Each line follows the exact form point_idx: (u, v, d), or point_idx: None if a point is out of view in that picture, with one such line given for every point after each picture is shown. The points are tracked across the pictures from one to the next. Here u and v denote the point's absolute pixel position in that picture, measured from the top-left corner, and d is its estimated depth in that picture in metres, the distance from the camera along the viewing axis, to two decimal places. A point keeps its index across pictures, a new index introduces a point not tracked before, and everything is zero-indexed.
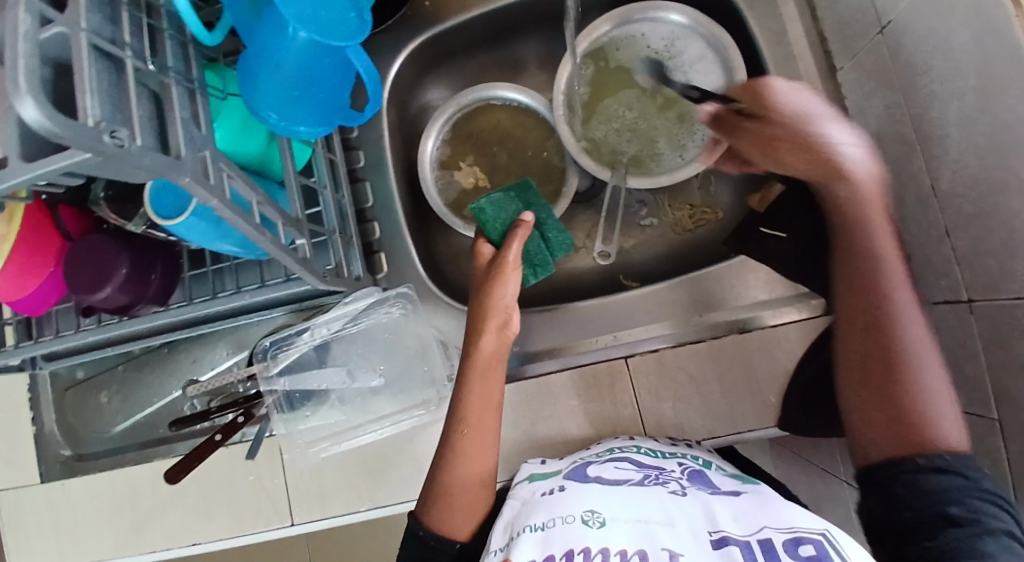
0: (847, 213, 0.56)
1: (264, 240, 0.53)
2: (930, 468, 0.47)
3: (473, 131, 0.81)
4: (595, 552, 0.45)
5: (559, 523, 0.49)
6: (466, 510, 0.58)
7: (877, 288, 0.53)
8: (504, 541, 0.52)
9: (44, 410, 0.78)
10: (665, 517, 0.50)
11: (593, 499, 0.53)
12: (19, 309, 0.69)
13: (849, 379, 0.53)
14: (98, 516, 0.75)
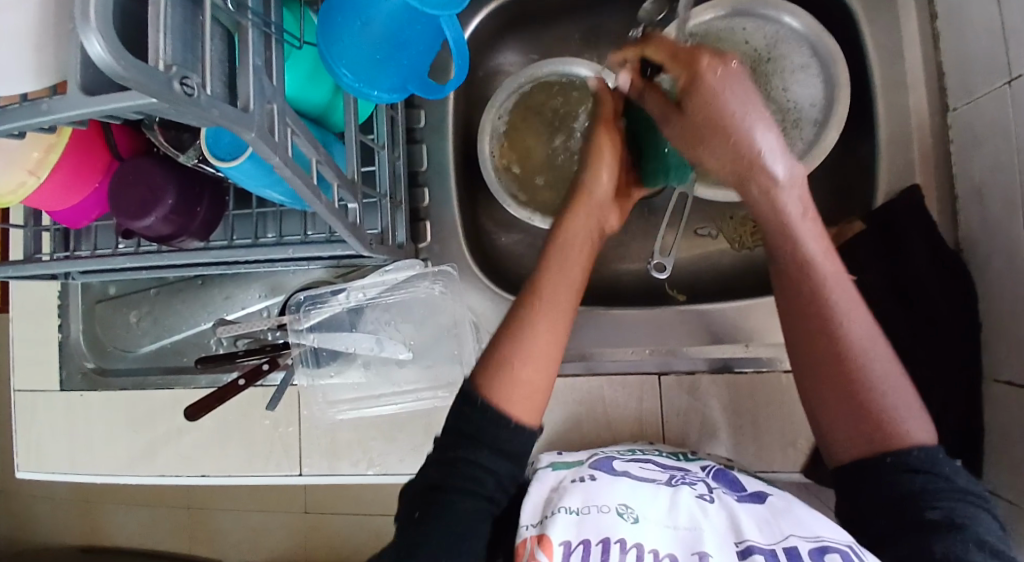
0: (776, 213, 0.54)
1: (319, 204, 0.50)
2: (905, 470, 0.46)
3: (545, 106, 0.76)
4: (630, 547, 0.45)
5: (595, 512, 0.48)
6: (529, 400, 0.54)
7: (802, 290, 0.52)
8: (536, 518, 0.50)
9: (72, 319, 0.78)
10: (692, 521, 0.48)
11: (623, 490, 0.51)
12: (61, 219, 0.68)
13: (808, 378, 0.51)
14: (113, 432, 0.76)
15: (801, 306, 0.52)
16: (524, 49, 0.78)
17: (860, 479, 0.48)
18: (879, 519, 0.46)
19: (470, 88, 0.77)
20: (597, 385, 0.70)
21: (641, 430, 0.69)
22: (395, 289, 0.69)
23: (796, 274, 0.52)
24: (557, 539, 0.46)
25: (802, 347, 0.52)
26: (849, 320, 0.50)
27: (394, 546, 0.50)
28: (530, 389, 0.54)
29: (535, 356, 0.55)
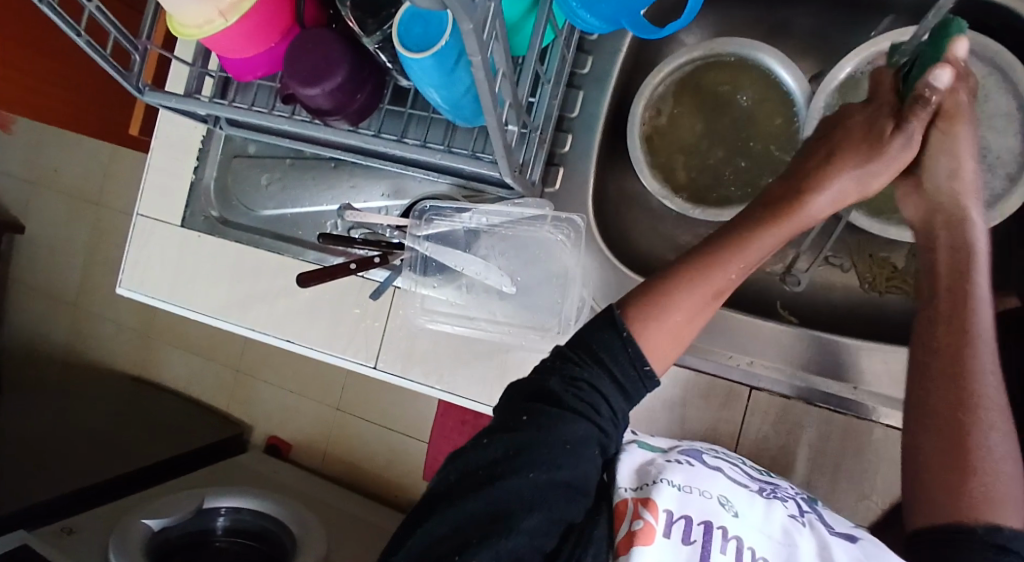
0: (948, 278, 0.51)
1: (492, 114, 0.50)
2: (990, 545, 0.41)
3: (713, 86, 0.73)
4: (731, 537, 0.46)
5: (698, 494, 0.50)
6: (669, 344, 0.53)
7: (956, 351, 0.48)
8: (634, 483, 0.52)
9: (208, 165, 0.82)
10: (783, 533, 0.47)
11: (724, 485, 0.53)
12: (229, 68, 0.71)
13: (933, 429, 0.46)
14: (218, 278, 0.80)
15: (942, 357, 0.48)
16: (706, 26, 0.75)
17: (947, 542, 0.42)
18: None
19: (641, 50, 0.75)
20: (682, 377, 0.70)
21: (713, 433, 0.69)
22: (516, 225, 0.70)
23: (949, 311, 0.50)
24: (662, 506, 0.48)
25: (931, 392, 0.47)
26: (983, 371, 0.47)
27: (501, 446, 0.49)
28: (674, 336, 0.53)
29: (689, 311, 0.53)
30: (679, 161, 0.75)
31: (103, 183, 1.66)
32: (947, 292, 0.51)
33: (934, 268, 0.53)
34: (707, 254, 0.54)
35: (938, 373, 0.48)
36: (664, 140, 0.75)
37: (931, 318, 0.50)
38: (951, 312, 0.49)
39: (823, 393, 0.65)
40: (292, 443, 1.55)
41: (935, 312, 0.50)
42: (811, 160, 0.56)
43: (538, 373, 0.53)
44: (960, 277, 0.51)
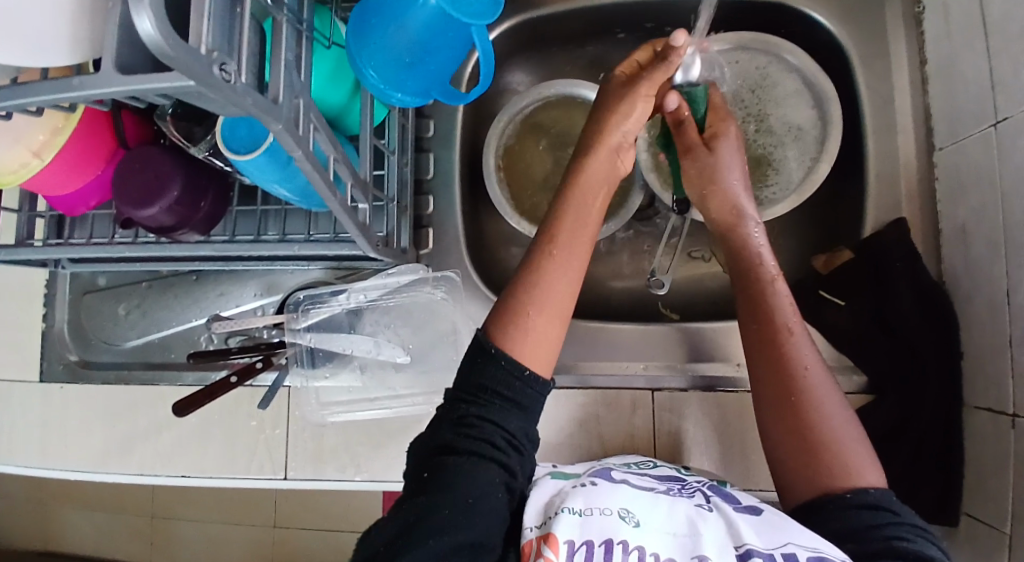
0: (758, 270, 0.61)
1: (333, 199, 0.50)
2: (849, 507, 0.50)
3: (549, 124, 0.77)
4: (631, 549, 0.48)
5: (597, 513, 0.51)
6: (539, 348, 0.54)
7: (776, 335, 0.58)
8: (539, 519, 0.53)
9: (57, 308, 0.76)
10: (689, 527, 0.51)
11: (625, 495, 0.54)
12: (57, 204, 0.67)
13: (781, 419, 0.56)
14: (89, 427, 0.73)
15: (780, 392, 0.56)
16: (536, 67, 0.79)
17: (821, 509, 0.51)
18: (845, 543, 0.48)
19: (480, 103, 0.78)
20: (591, 400, 0.71)
21: (633, 445, 0.70)
22: (398, 293, 0.69)
23: (755, 294, 0.60)
24: (562, 538, 0.48)
25: (784, 431, 0.55)
26: (806, 345, 0.58)
27: (404, 514, 0.49)
28: (539, 342, 0.54)
29: (546, 309, 0.55)
30: (539, 198, 0.78)
31: None
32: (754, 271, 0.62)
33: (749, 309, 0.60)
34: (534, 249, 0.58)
35: (773, 403, 0.56)
36: (520, 181, 0.78)
37: (753, 354, 0.59)
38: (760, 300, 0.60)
39: (713, 377, 0.70)
40: None
41: (746, 304, 0.61)
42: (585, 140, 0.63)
43: (432, 427, 0.55)
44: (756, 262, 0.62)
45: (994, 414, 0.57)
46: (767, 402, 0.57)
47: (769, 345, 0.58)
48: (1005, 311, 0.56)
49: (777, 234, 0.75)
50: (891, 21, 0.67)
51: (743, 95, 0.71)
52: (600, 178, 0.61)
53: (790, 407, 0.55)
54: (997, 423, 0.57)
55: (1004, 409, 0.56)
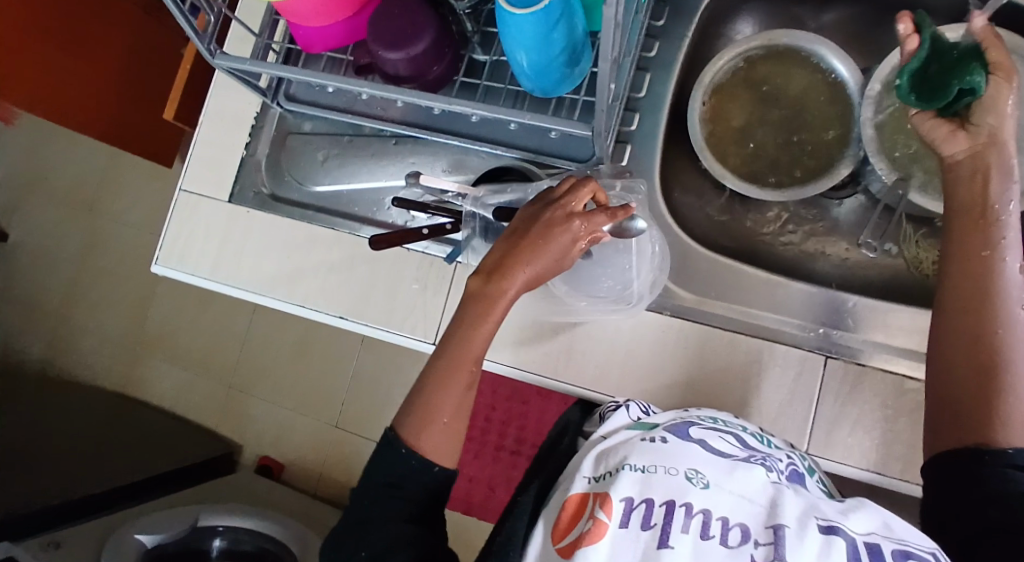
0: (982, 240, 0.54)
1: (609, 62, 0.49)
2: (1005, 466, 0.47)
3: (761, 78, 0.77)
4: (696, 512, 0.39)
5: (663, 472, 0.43)
6: (447, 439, 0.59)
7: (981, 319, 0.52)
8: (598, 471, 0.47)
9: (261, 141, 0.80)
10: (767, 496, 0.42)
11: (700, 457, 0.45)
12: (297, 37, 0.71)
13: (963, 408, 0.51)
14: (264, 253, 0.77)
15: (961, 369, 0.52)
16: (763, 22, 0.79)
17: (969, 476, 0.48)
18: (988, 511, 0.46)
19: (698, 42, 0.78)
20: (747, 347, 0.70)
21: (780, 401, 0.69)
22: None
23: (964, 266, 0.54)
24: (619, 495, 0.42)
25: (950, 363, 0.53)
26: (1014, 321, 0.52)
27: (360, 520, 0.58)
28: (449, 429, 0.59)
29: (453, 403, 0.59)
30: (733, 148, 0.78)
31: (100, 189, 1.61)
32: (983, 254, 0.54)
33: (959, 239, 0.55)
34: (439, 366, 0.60)
35: (948, 336, 0.53)
36: (718, 127, 0.78)
37: (947, 285, 0.55)
38: (976, 276, 0.53)
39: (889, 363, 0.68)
40: (285, 462, 1.48)
41: (960, 276, 0.54)
42: (505, 256, 0.60)
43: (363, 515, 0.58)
44: (988, 238, 0.54)
45: None
46: (950, 378, 0.53)
47: (970, 323, 0.53)
48: None
49: None
50: None
51: None
52: (550, 252, 0.59)
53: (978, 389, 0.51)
54: None
55: None
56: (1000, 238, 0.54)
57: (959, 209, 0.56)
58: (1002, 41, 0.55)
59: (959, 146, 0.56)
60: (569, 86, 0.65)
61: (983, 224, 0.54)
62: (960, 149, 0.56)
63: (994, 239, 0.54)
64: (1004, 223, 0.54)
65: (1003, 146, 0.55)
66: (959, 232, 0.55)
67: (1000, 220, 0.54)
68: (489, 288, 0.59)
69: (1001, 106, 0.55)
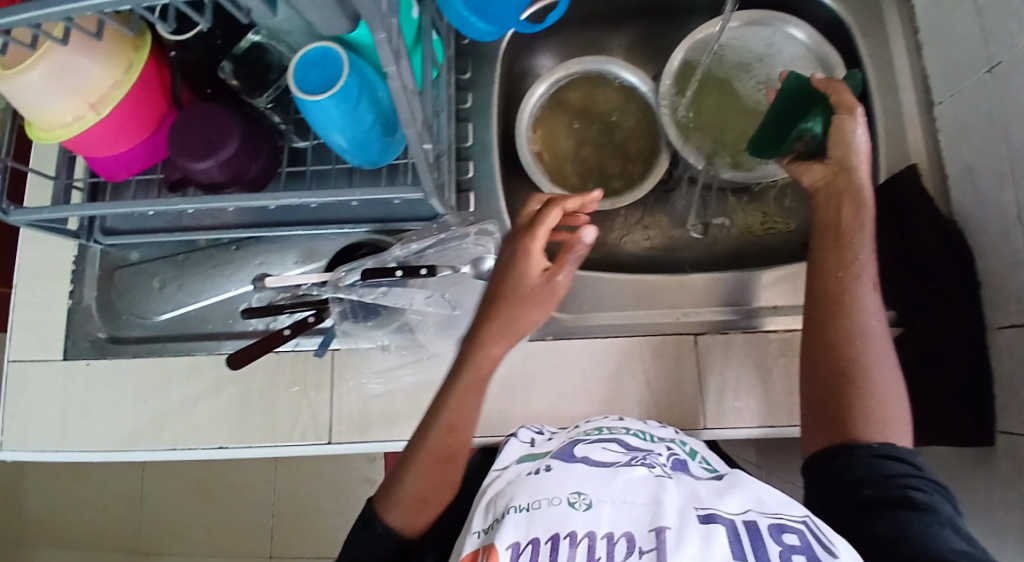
0: (842, 260, 0.61)
1: (411, 123, 0.51)
2: (874, 454, 0.55)
3: (573, 101, 0.83)
4: (580, 539, 0.42)
5: (545, 505, 0.46)
6: (419, 509, 0.58)
7: (853, 335, 0.59)
8: (487, 523, 0.49)
9: (86, 285, 0.73)
10: (651, 496, 0.45)
11: (578, 479, 0.48)
12: (98, 169, 0.67)
13: (836, 418, 0.58)
14: (120, 403, 0.70)
15: (834, 381, 0.58)
16: (562, 50, 0.84)
17: (840, 464, 0.56)
18: (863, 492, 0.54)
19: (510, 81, 0.82)
20: (632, 349, 0.72)
21: (678, 391, 0.70)
22: (443, 247, 0.68)
23: (833, 285, 0.61)
24: (503, 545, 0.43)
25: (822, 373, 0.59)
26: (874, 333, 0.59)
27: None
28: (416, 502, 0.58)
29: (430, 477, 0.58)
30: (570, 170, 0.82)
31: None
32: (839, 276, 0.61)
33: (821, 255, 0.63)
34: (417, 444, 0.59)
35: (820, 341, 0.60)
36: (548, 153, 0.82)
37: (815, 293, 0.62)
38: (841, 295, 0.60)
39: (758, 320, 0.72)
40: None
41: (829, 294, 0.61)
42: (479, 318, 0.60)
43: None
44: (842, 261, 0.61)
45: (1019, 329, 0.62)
46: (822, 391, 0.59)
47: (846, 340, 0.59)
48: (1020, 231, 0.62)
49: (791, 199, 0.82)
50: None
51: (753, 66, 0.79)
52: (532, 287, 0.60)
53: (846, 397, 0.58)
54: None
55: None
56: (852, 260, 0.61)
57: (830, 225, 0.64)
58: (840, 87, 0.64)
59: (817, 174, 0.67)
60: (395, 152, 0.66)
61: (836, 251, 0.62)
62: (818, 176, 0.66)
63: (849, 261, 0.61)
64: (858, 239, 0.62)
65: (851, 170, 0.64)
66: (827, 252, 0.62)
67: (854, 241, 0.62)
68: (468, 356, 0.59)
69: (848, 136, 0.64)
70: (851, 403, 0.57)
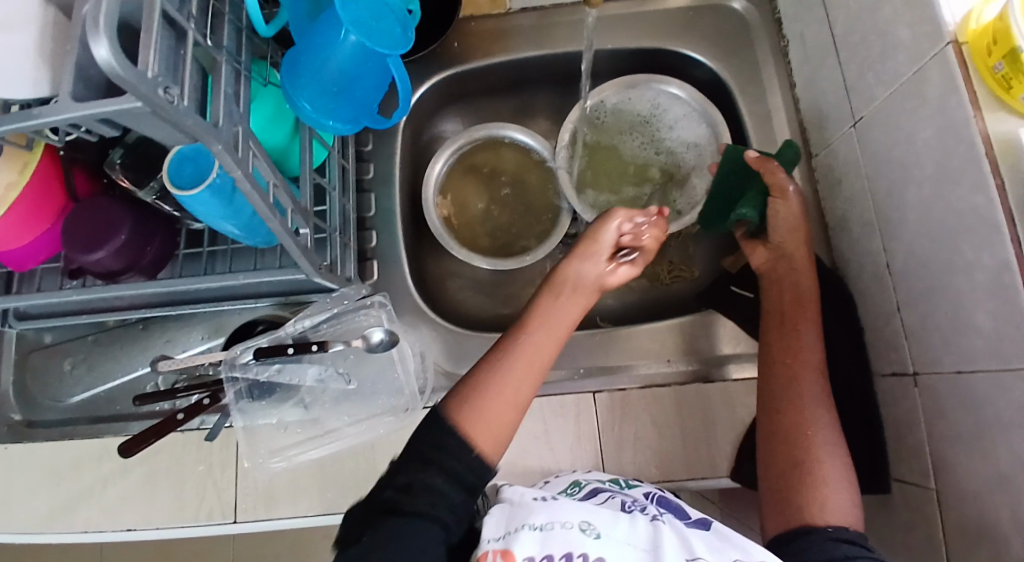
0: (793, 339, 0.64)
1: (274, 221, 0.54)
2: (831, 537, 0.53)
3: (480, 165, 0.85)
4: None
5: (558, 527, 0.49)
6: (492, 427, 0.56)
7: (801, 415, 0.60)
8: (499, 534, 0.51)
9: (3, 369, 0.75)
10: (650, 539, 0.49)
11: (586, 509, 0.52)
12: (7, 261, 0.68)
13: (792, 493, 0.57)
14: (31, 489, 0.70)
15: (789, 458, 0.58)
16: (467, 115, 0.87)
17: (798, 538, 0.54)
18: None
19: (415, 149, 0.85)
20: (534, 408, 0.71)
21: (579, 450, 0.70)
22: (338, 319, 0.72)
23: (778, 368, 0.63)
24: (520, 555, 0.47)
25: (774, 450, 0.59)
26: (821, 413, 0.60)
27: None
28: (490, 419, 0.56)
29: (504, 393, 0.57)
30: (480, 232, 0.84)
31: None
32: (786, 361, 0.63)
33: (769, 338, 0.66)
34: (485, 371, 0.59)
35: (769, 421, 0.61)
36: (456, 217, 0.84)
37: (767, 386, 0.63)
38: (791, 377, 0.62)
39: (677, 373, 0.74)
40: None
41: (778, 377, 0.63)
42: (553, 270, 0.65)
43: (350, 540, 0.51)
44: (791, 346, 0.64)
45: (898, 377, 0.63)
46: (774, 468, 0.58)
47: (797, 419, 0.60)
48: (889, 279, 0.64)
49: (695, 247, 0.84)
50: (763, 55, 0.80)
51: (637, 124, 0.83)
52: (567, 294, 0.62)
53: (800, 473, 0.57)
54: (903, 384, 0.63)
55: (905, 369, 0.62)
56: (800, 345, 0.64)
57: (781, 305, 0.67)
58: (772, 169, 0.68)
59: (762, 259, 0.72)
60: None
61: (789, 335, 0.65)
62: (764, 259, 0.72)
63: (797, 343, 0.64)
64: (804, 323, 0.65)
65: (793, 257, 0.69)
66: (773, 337, 0.66)
67: (800, 329, 0.65)
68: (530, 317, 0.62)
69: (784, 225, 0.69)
70: (804, 480, 0.57)
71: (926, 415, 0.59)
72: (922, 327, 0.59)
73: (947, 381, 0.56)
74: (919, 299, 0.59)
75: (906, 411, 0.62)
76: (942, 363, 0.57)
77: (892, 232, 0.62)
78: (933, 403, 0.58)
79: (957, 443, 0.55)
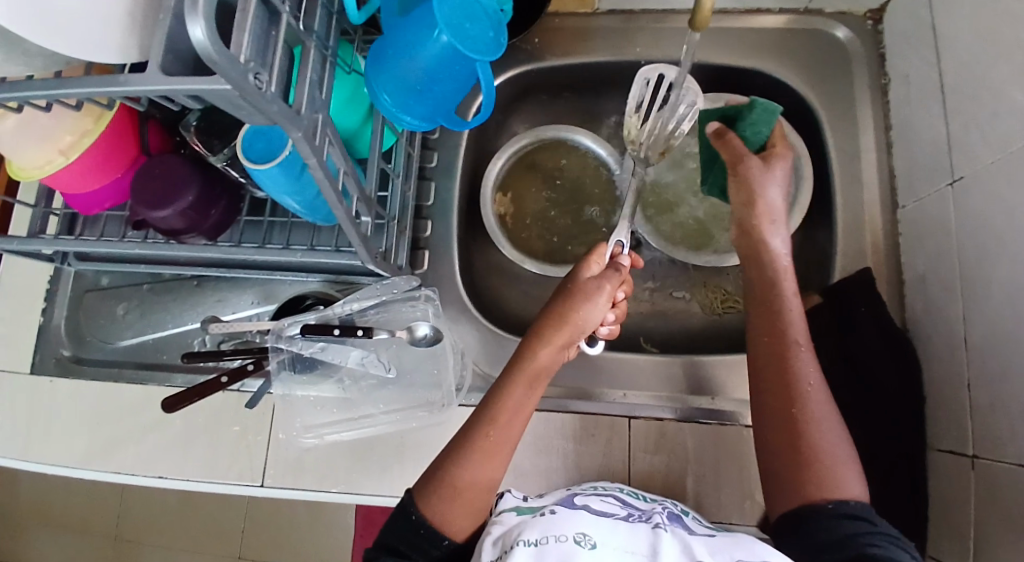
0: (771, 317, 0.61)
1: (341, 210, 0.54)
2: (835, 515, 0.50)
3: (543, 165, 0.83)
4: None
5: (552, 541, 0.47)
6: (466, 510, 0.57)
7: (790, 397, 0.56)
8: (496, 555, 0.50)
9: (58, 305, 0.78)
10: (649, 546, 0.49)
11: (585, 521, 0.51)
12: (74, 204, 0.69)
13: (794, 478, 0.53)
14: (74, 423, 0.73)
15: (786, 446, 0.55)
16: (538, 113, 0.85)
17: (802, 522, 0.51)
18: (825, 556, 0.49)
19: (481, 141, 0.83)
20: (566, 423, 0.71)
21: (607, 473, 0.70)
22: (386, 307, 0.72)
23: (767, 347, 0.59)
24: None
25: (768, 436, 0.56)
26: (810, 391, 0.57)
27: None
28: (462, 496, 0.57)
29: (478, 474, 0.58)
30: (535, 234, 0.83)
31: None
32: (768, 339, 0.60)
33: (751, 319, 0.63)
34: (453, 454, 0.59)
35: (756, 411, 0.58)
36: (513, 217, 0.83)
37: (758, 368, 0.59)
38: (778, 357, 0.58)
39: (708, 410, 0.71)
40: None
41: (760, 359, 0.59)
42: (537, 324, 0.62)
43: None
44: (772, 324, 0.60)
45: (955, 456, 0.60)
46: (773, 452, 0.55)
47: (788, 403, 0.56)
48: (962, 352, 0.60)
49: None
50: (860, 92, 0.75)
51: None
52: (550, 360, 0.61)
53: (796, 454, 0.54)
54: (959, 465, 0.60)
55: (964, 449, 0.59)
56: (782, 318, 0.60)
57: (756, 284, 0.64)
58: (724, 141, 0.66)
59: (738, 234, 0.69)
60: None
61: (776, 310, 0.61)
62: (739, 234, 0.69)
63: (784, 320, 0.60)
64: (780, 295, 0.62)
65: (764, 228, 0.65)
66: (758, 316, 0.62)
67: (785, 307, 0.61)
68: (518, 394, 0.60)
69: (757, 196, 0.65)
70: (799, 462, 0.54)
71: (981, 501, 0.57)
72: (990, 410, 0.56)
73: (1012, 473, 0.53)
74: (992, 380, 0.56)
75: (959, 491, 0.60)
76: (1007, 453, 0.54)
77: (973, 304, 0.59)
78: (991, 491, 0.56)
79: (1011, 538, 0.53)
